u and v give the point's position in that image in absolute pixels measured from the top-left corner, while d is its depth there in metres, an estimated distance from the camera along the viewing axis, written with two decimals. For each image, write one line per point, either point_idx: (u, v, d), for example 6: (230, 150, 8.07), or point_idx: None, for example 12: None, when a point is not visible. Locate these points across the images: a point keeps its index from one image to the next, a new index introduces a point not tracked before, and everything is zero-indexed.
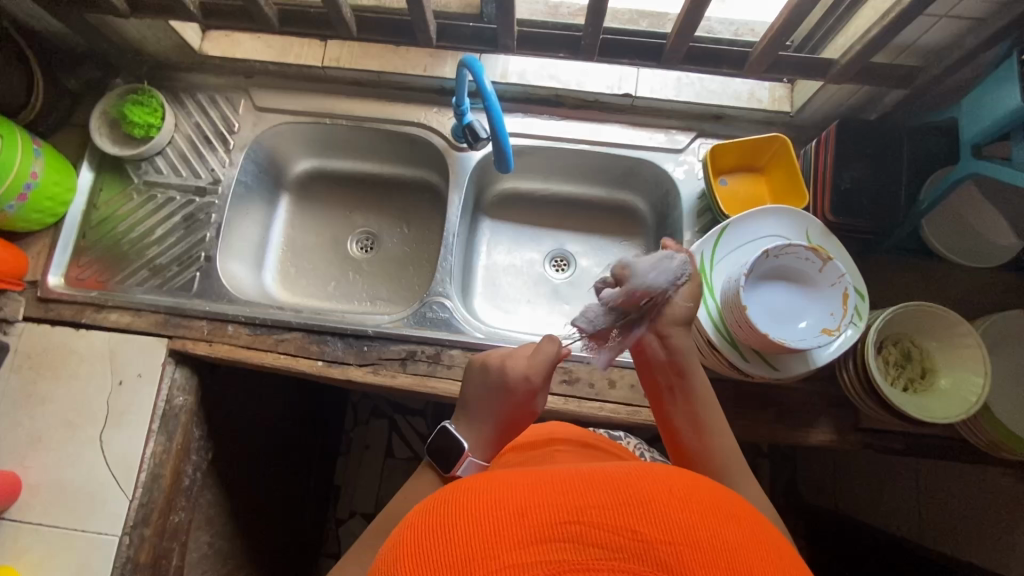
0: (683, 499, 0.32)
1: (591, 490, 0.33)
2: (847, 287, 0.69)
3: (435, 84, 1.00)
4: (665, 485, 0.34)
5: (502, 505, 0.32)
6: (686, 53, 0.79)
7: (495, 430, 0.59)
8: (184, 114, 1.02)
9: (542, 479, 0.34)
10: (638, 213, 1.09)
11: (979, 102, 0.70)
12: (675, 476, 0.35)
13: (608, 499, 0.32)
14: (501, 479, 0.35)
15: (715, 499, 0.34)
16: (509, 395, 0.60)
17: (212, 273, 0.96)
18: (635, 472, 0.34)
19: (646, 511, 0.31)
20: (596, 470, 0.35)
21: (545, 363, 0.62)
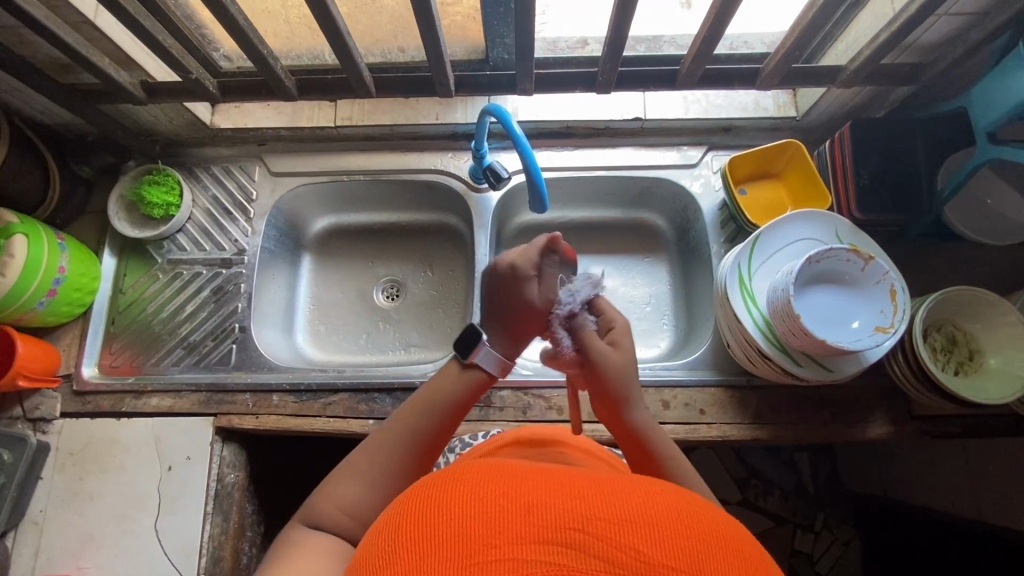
0: (691, 526, 0.31)
1: (599, 500, 0.32)
2: (894, 283, 0.71)
3: (449, 129, 1.02)
4: (670, 505, 0.33)
5: (510, 499, 0.31)
6: (701, 75, 0.81)
7: (508, 316, 0.58)
8: (200, 188, 1.03)
9: (553, 480, 0.34)
10: (657, 229, 1.10)
11: (988, 90, 0.72)
12: (682, 498, 0.34)
13: (611, 509, 0.31)
14: (513, 476, 0.34)
15: (721, 530, 0.32)
16: (503, 284, 0.58)
17: (248, 344, 0.95)
18: (647, 491, 0.33)
19: (654, 531, 0.30)
20: (607, 483, 0.34)
21: (535, 253, 0.58)
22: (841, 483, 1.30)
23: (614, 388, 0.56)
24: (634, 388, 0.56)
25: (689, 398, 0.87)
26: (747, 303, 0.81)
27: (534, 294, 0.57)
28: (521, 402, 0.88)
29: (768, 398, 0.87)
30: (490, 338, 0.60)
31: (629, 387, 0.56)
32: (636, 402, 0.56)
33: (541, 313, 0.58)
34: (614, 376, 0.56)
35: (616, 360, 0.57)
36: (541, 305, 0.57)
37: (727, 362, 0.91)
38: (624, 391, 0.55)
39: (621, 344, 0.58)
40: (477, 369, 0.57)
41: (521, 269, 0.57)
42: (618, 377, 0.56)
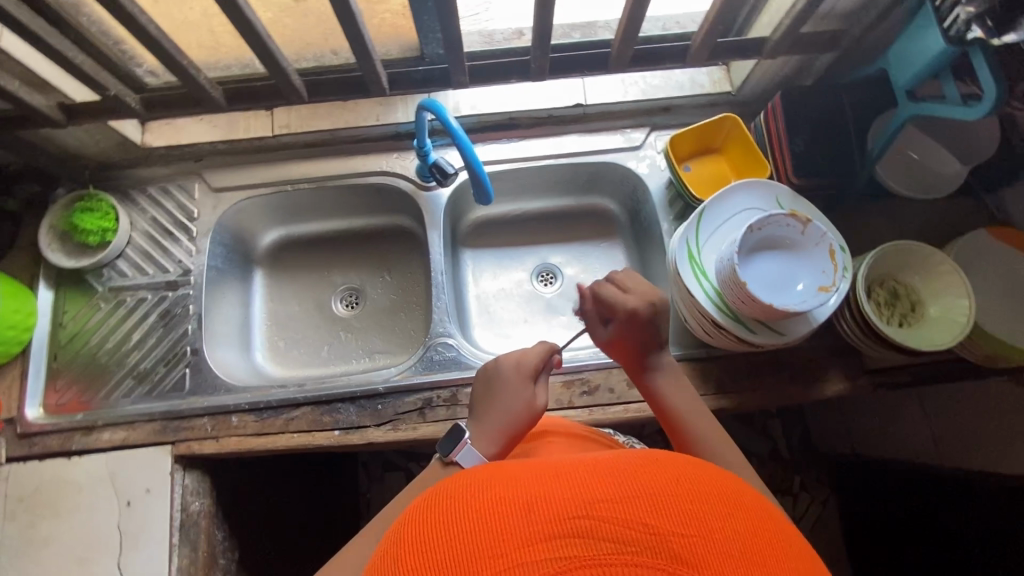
0: (690, 489, 0.33)
1: (600, 485, 0.33)
2: (832, 243, 0.73)
3: (391, 130, 1.01)
4: (668, 475, 0.34)
5: (512, 504, 0.33)
6: (632, 55, 0.82)
7: (502, 421, 0.60)
8: (138, 211, 0.99)
9: (550, 476, 0.35)
10: (610, 214, 1.12)
11: (902, 50, 0.75)
12: (674, 461, 0.36)
13: (615, 491, 0.32)
14: (510, 479, 0.35)
15: (722, 488, 0.34)
16: (507, 383, 0.63)
17: (203, 366, 0.92)
18: (640, 463, 0.35)
19: (655, 504, 0.32)
20: (601, 465, 0.36)
21: (540, 352, 0.66)
22: (814, 444, 1.34)
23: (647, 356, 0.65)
24: (659, 358, 0.66)
25: None
26: (697, 276, 0.82)
27: (532, 393, 0.62)
28: None
29: (729, 368, 0.89)
30: (474, 441, 0.59)
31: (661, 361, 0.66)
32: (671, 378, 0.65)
33: (535, 415, 0.61)
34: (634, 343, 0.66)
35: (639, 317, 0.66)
36: (535, 403, 0.62)
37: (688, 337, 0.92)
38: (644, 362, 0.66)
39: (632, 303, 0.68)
40: (455, 464, 0.57)
41: (527, 365, 0.64)
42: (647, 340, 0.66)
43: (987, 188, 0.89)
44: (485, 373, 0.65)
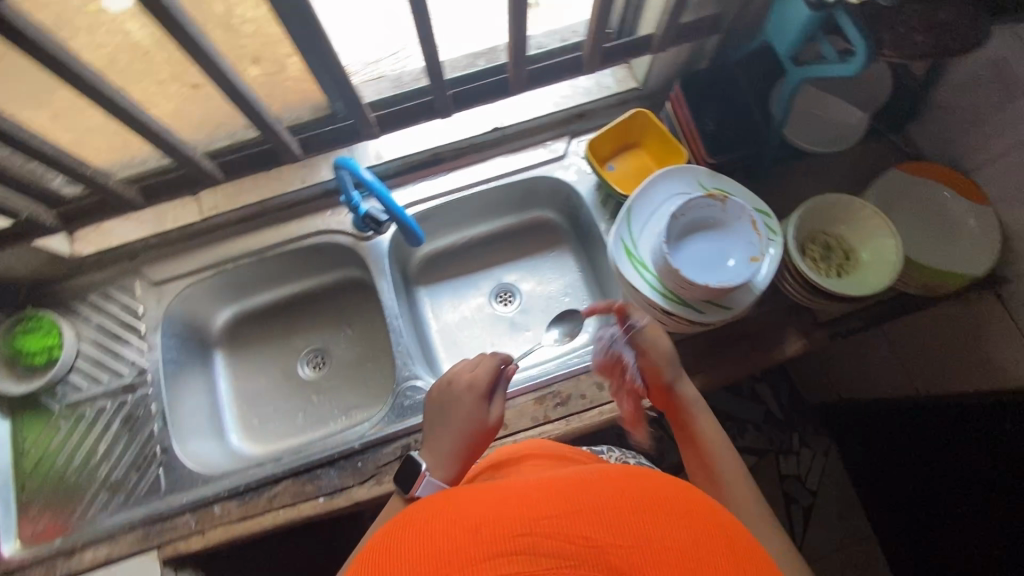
0: (632, 500, 0.35)
1: (544, 503, 0.35)
2: (753, 215, 0.76)
3: (319, 189, 1.01)
4: (613, 487, 0.36)
5: (459, 526, 0.34)
6: (529, 75, 0.85)
7: (456, 444, 0.61)
8: (82, 321, 0.98)
9: (499, 496, 0.36)
10: (552, 223, 1.14)
11: (779, 21, 0.79)
12: (622, 474, 0.38)
13: (558, 508, 0.34)
14: (460, 502, 0.37)
15: (665, 494, 0.36)
16: (460, 404, 0.63)
17: (175, 463, 0.91)
18: (586, 481, 0.37)
19: (597, 517, 0.33)
20: (549, 483, 0.37)
21: (490, 370, 0.65)
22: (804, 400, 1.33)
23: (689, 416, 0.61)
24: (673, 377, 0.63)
25: None
26: (639, 270, 0.84)
27: (486, 413, 0.63)
28: None
29: (691, 350, 0.90)
30: (432, 465, 0.61)
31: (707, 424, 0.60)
32: (723, 450, 0.58)
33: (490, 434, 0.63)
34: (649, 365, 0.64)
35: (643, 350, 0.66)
36: (491, 424, 0.63)
37: None
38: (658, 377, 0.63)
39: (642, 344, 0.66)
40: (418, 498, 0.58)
41: (481, 383, 0.64)
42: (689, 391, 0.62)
43: (893, 128, 0.93)
44: (439, 390, 0.65)
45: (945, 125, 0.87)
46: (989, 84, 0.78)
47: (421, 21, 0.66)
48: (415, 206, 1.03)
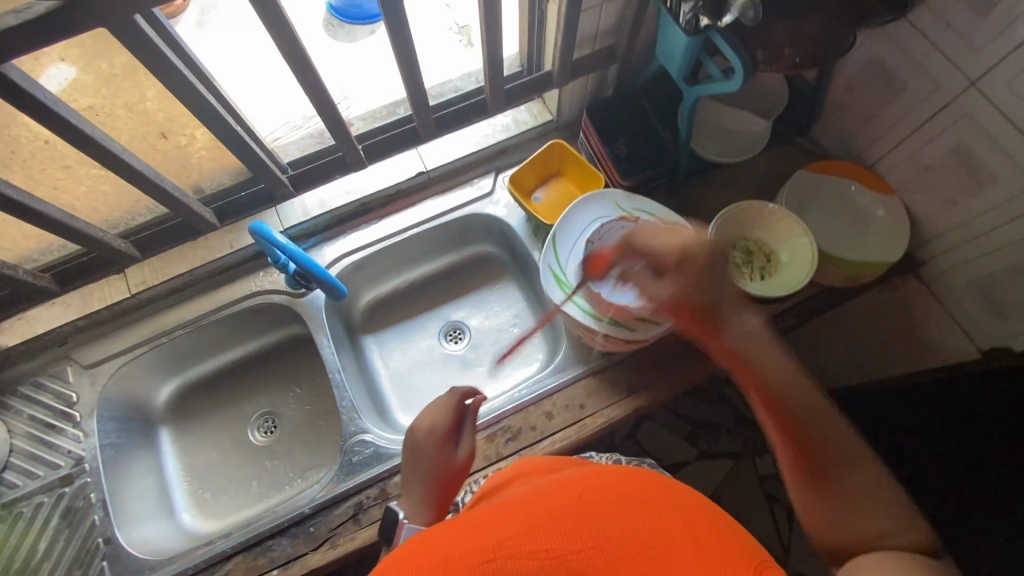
0: (585, 506, 0.41)
1: (511, 524, 0.41)
2: (665, 232, 0.79)
3: (249, 252, 1.01)
4: (570, 498, 0.42)
5: (442, 556, 0.40)
6: (435, 121, 0.88)
7: (426, 488, 0.61)
8: (12, 415, 0.94)
9: (473, 525, 0.42)
10: (492, 256, 1.15)
11: (666, 47, 0.82)
12: (579, 483, 0.44)
13: (522, 527, 0.40)
14: (441, 535, 0.42)
15: (615, 493, 0.42)
16: (422, 448, 0.62)
17: (120, 553, 0.87)
18: (545, 498, 0.43)
19: (555, 530, 0.39)
20: (515, 504, 0.43)
21: (444, 410, 0.63)
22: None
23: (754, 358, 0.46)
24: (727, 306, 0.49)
25: (567, 398, 0.90)
26: (569, 295, 0.85)
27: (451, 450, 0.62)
28: None
29: (634, 368, 0.91)
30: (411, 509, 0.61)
31: (772, 362, 0.46)
32: (795, 388, 0.44)
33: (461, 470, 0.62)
34: (681, 300, 0.50)
35: (679, 276, 0.51)
36: (459, 461, 0.62)
37: (588, 350, 0.95)
38: (704, 312, 0.49)
39: (672, 273, 0.52)
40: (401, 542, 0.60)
41: (438, 423, 0.62)
42: (742, 324, 0.48)
43: (796, 131, 0.97)
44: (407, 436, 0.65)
45: (839, 124, 0.91)
46: (871, 80, 0.80)
47: (311, 82, 0.67)
48: (349, 257, 1.03)
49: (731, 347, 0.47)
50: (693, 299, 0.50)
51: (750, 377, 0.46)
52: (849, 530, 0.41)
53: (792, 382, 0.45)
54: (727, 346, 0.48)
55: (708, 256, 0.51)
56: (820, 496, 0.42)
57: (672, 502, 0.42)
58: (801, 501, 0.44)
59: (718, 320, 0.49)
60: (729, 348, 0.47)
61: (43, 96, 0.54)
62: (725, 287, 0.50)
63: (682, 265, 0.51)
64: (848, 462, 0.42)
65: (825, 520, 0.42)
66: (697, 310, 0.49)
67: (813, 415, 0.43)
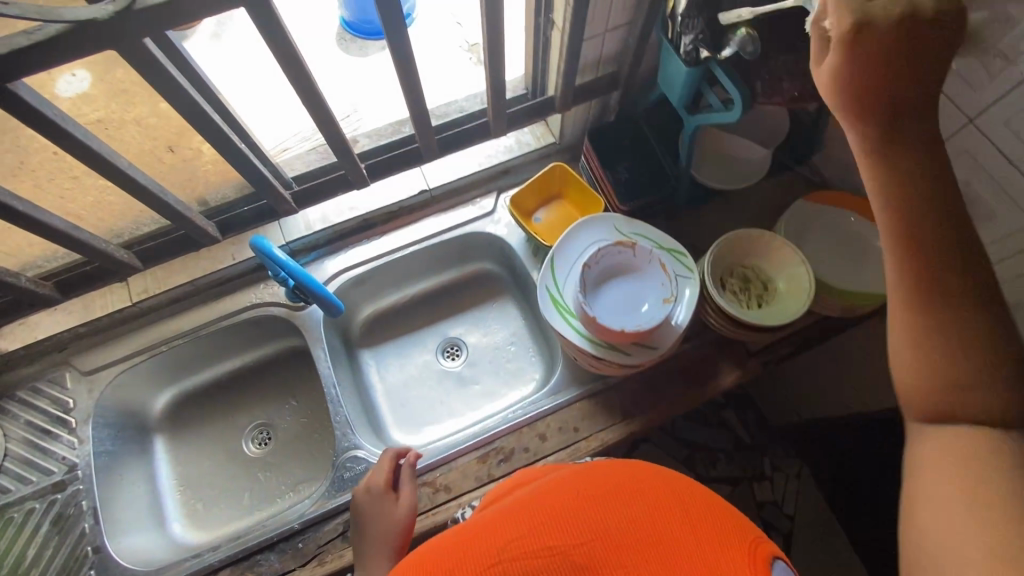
0: (583, 499, 0.42)
1: (509, 527, 0.41)
2: (661, 258, 0.79)
3: (250, 264, 1.02)
4: (567, 494, 0.43)
5: (443, 565, 0.40)
6: (437, 143, 0.89)
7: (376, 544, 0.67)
8: (9, 419, 0.95)
9: (471, 532, 0.43)
10: (492, 274, 1.16)
11: (665, 76, 0.82)
12: (574, 478, 0.45)
13: (520, 529, 0.41)
14: (440, 545, 0.42)
15: (610, 483, 0.43)
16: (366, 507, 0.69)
17: (108, 562, 0.87)
18: (541, 496, 0.44)
19: (555, 528, 0.40)
20: (512, 505, 0.44)
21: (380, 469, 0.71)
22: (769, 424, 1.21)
23: (900, 163, 0.39)
24: (912, 104, 0.39)
25: (561, 421, 0.90)
26: (565, 318, 0.85)
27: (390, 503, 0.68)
28: None
29: (629, 392, 0.91)
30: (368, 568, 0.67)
31: (919, 177, 0.39)
32: (938, 216, 0.39)
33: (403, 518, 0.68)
34: (868, 89, 0.38)
35: (885, 47, 0.37)
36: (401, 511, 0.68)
37: (584, 373, 0.95)
38: (887, 108, 0.39)
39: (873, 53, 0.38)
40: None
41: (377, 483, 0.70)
42: (920, 115, 0.39)
43: (796, 161, 0.98)
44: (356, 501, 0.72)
45: (838, 156, 0.92)
46: None
47: (314, 101, 0.68)
48: (349, 271, 1.04)
49: (894, 129, 0.39)
50: (871, 74, 0.38)
51: (889, 182, 0.40)
52: (952, 367, 0.40)
53: (936, 210, 0.40)
54: (886, 134, 0.39)
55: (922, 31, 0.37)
56: (920, 328, 0.40)
57: (666, 481, 0.44)
58: (898, 328, 0.42)
59: (901, 101, 0.38)
60: (887, 134, 0.39)
61: (51, 112, 0.55)
62: (921, 74, 0.38)
63: (864, 37, 0.37)
64: (963, 305, 0.39)
65: (917, 363, 0.41)
66: (869, 86, 0.38)
67: (954, 249, 0.40)
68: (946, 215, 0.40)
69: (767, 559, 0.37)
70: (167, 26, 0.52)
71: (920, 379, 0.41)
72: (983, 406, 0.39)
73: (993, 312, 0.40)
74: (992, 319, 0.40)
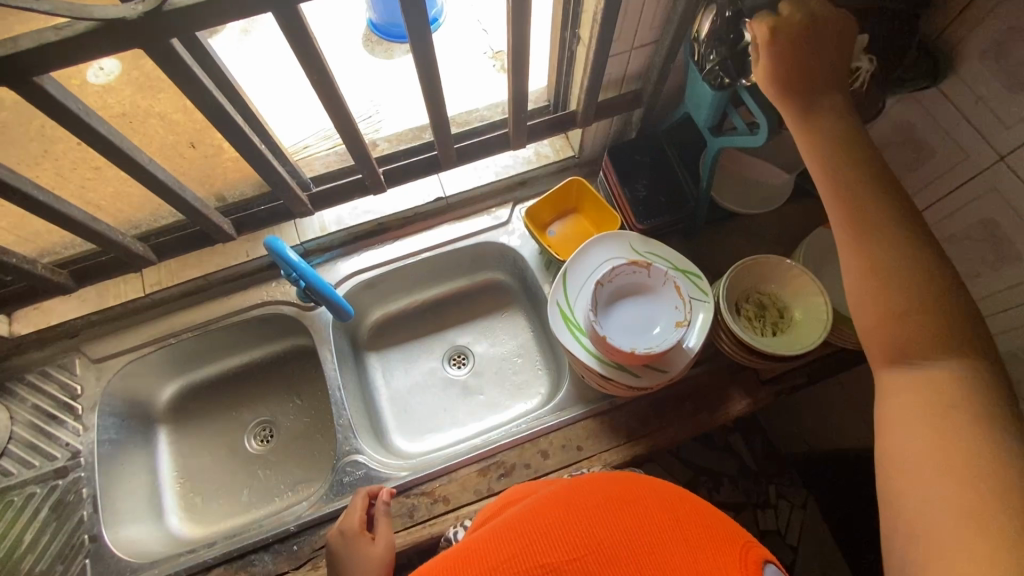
0: (575, 512, 0.41)
1: (500, 548, 0.40)
2: (676, 280, 0.78)
3: (264, 262, 1.02)
4: (559, 508, 0.42)
5: None
6: (456, 152, 0.89)
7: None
8: (17, 402, 0.96)
9: (462, 555, 0.42)
10: (502, 283, 1.15)
11: (692, 95, 0.81)
12: (565, 492, 0.44)
13: (509, 549, 0.40)
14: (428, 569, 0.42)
15: (602, 497, 0.42)
16: (346, 549, 0.71)
17: (104, 552, 0.87)
18: (534, 512, 0.43)
19: (547, 544, 0.39)
20: (505, 526, 0.43)
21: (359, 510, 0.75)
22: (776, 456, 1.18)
23: (822, 128, 0.48)
24: (828, 89, 0.49)
25: (565, 438, 0.89)
26: (575, 335, 0.84)
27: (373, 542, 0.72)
28: (405, 507, 0.85)
29: (635, 413, 0.89)
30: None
31: (838, 141, 0.48)
32: (865, 185, 0.46)
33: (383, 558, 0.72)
34: (798, 80, 0.48)
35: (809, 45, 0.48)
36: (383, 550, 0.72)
37: (590, 390, 0.94)
38: (811, 94, 0.49)
39: (804, 49, 0.48)
40: None
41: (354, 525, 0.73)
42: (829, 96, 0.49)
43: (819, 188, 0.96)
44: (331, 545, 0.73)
45: None
46: (898, 144, 0.74)
47: (336, 107, 0.68)
48: (360, 275, 1.04)
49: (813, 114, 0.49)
50: (789, 70, 0.48)
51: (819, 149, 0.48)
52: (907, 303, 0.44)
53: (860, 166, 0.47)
54: (808, 115, 0.49)
55: (829, 31, 0.48)
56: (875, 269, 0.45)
57: (661, 495, 0.43)
58: (853, 283, 0.46)
59: (815, 86, 0.49)
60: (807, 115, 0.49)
61: (78, 108, 0.56)
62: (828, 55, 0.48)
63: (783, 35, 0.48)
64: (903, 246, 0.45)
65: (873, 320, 0.45)
66: (791, 79, 0.48)
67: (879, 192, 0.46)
68: (867, 183, 0.46)
69: (757, 564, 0.37)
70: (194, 29, 0.52)
71: (880, 333, 0.45)
72: (939, 344, 0.43)
73: (929, 254, 0.45)
74: (933, 262, 0.44)
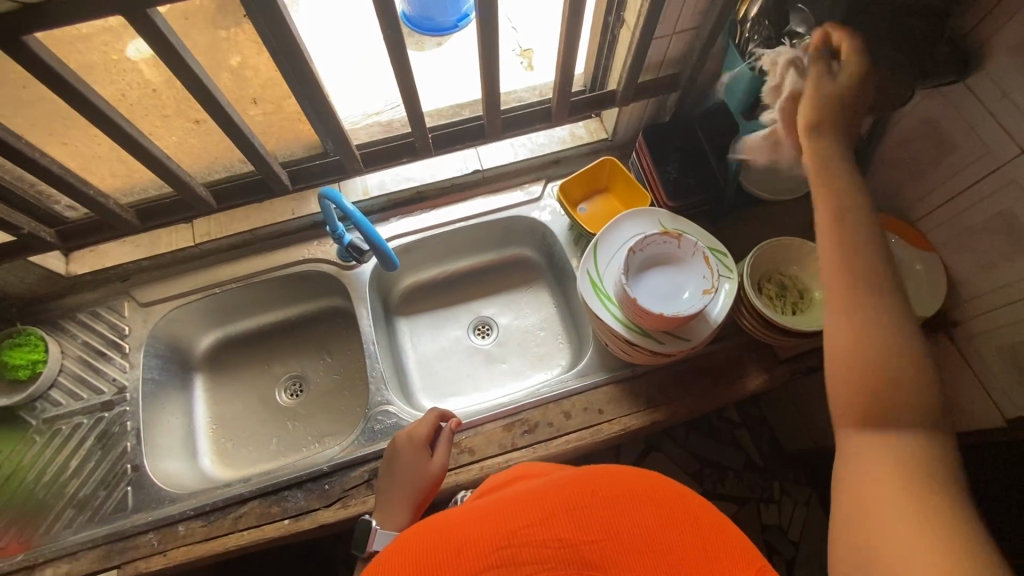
0: (600, 497, 0.40)
1: (519, 514, 0.39)
2: (704, 251, 0.82)
3: (308, 221, 1.07)
4: (583, 489, 0.41)
5: (444, 545, 0.38)
6: (502, 123, 0.94)
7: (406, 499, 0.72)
8: (68, 338, 1.01)
9: (480, 513, 0.41)
10: (529, 260, 1.19)
11: (727, 79, 0.84)
12: (588, 475, 0.43)
13: (529, 518, 0.39)
14: (444, 525, 0.41)
15: (626, 487, 0.41)
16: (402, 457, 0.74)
17: (144, 481, 0.91)
18: (557, 485, 0.42)
19: (569, 521, 0.38)
20: (525, 493, 0.42)
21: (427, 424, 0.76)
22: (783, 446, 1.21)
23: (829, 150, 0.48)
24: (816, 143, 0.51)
25: (587, 402, 0.93)
26: (603, 302, 0.88)
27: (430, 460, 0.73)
28: None
29: (656, 382, 0.93)
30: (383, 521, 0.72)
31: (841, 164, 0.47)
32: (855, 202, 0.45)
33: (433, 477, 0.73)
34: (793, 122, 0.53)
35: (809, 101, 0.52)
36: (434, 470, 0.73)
37: (612, 359, 0.97)
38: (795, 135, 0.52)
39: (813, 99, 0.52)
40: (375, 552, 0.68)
41: (415, 439, 0.75)
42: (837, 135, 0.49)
43: None
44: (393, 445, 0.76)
45: None
46: (922, 139, 0.75)
47: (402, 66, 0.74)
48: (396, 240, 1.09)
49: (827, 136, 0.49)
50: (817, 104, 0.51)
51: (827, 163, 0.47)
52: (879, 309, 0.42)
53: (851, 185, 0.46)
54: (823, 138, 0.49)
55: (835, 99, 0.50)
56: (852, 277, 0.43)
57: (685, 499, 0.42)
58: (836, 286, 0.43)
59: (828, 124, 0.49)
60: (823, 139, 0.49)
61: (178, 45, 0.61)
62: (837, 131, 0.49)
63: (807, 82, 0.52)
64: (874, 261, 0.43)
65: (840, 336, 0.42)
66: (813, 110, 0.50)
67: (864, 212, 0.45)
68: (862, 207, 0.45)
69: None
70: None
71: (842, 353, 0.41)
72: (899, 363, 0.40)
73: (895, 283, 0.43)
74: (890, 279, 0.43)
